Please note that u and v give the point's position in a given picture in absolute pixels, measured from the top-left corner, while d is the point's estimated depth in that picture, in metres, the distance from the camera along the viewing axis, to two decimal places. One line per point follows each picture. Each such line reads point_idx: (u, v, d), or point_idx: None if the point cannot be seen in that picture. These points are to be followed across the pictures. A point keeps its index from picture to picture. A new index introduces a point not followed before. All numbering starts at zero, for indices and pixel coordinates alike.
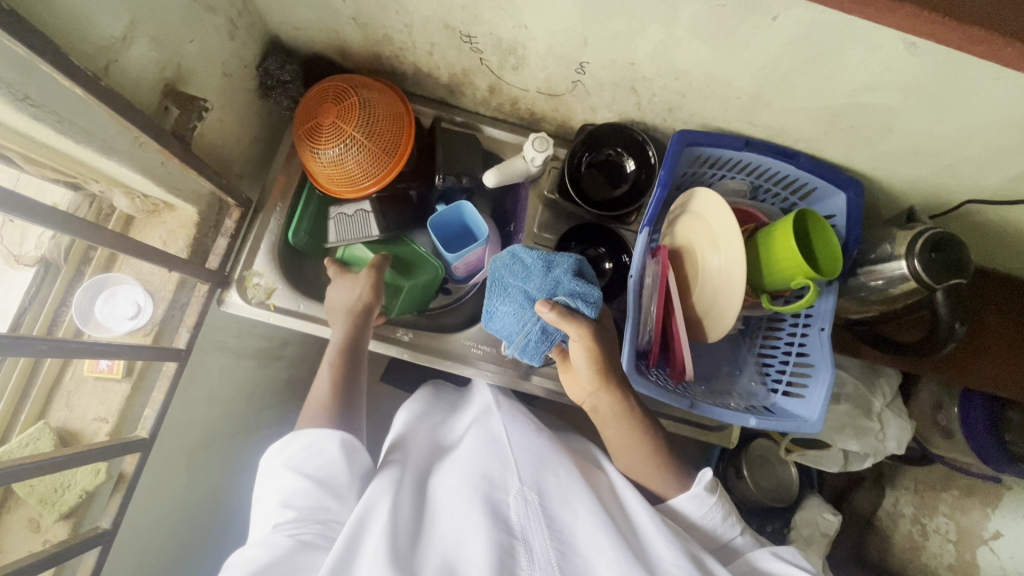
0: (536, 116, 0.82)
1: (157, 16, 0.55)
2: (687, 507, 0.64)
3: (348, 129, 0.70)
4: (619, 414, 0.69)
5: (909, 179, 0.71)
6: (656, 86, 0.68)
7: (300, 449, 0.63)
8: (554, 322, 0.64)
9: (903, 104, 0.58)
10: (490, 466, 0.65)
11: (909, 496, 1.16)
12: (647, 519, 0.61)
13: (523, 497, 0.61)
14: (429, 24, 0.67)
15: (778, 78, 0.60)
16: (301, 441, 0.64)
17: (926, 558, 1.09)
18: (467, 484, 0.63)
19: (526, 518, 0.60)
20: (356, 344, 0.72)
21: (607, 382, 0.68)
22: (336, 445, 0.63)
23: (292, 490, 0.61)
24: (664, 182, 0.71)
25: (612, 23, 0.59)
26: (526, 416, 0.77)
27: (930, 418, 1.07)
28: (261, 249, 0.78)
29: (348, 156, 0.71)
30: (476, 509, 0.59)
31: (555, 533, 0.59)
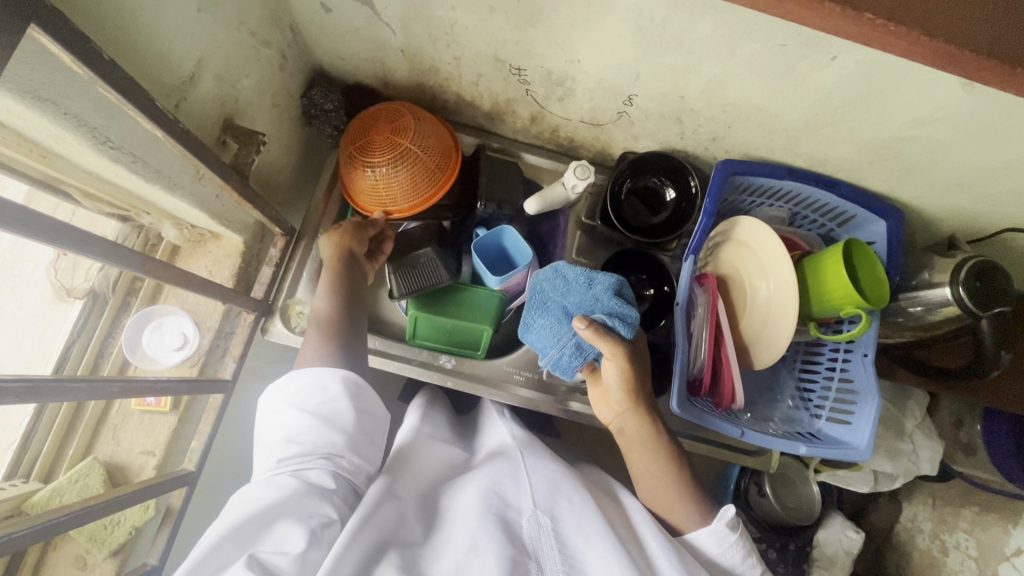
0: (575, 143, 0.83)
1: (221, 53, 0.56)
2: (703, 540, 0.62)
3: (404, 145, 0.72)
4: (646, 438, 0.68)
5: (948, 208, 0.72)
6: (704, 118, 0.69)
7: (301, 384, 0.60)
8: (589, 339, 0.65)
9: (954, 139, 0.59)
10: (505, 484, 0.63)
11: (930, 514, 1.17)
12: (659, 549, 0.59)
13: (536, 519, 0.60)
14: (479, 57, 0.68)
15: (829, 112, 0.61)
16: (299, 378, 0.61)
17: None
18: (479, 498, 0.61)
19: (539, 541, 0.59)
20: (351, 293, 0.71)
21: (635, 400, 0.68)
22: (338, 381, 0.60)
23: (294, 426, 0.58)
24: (710, 211, 0.71)
25: (668, 59, 0.60)
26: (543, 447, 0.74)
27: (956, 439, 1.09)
28: (304, 277, 0.77)
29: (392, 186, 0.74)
30: (490, 525, 0.57)
31: (566, 559, 0.58)
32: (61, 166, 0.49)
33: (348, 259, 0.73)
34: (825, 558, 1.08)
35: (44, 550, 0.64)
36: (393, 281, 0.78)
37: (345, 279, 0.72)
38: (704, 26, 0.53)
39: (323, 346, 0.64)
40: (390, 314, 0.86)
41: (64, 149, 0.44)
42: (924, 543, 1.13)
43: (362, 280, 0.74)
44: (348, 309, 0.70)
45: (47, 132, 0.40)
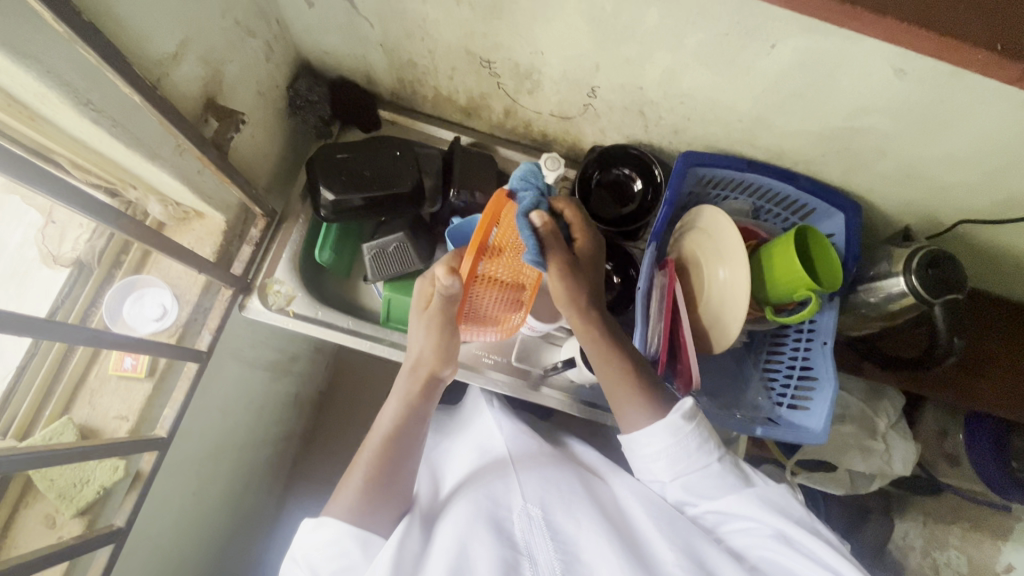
0: (548, 138, 0.87)
1: (205, 36, 0.60)
2: (658, 438, 0.63)
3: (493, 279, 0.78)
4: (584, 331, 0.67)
5: (903, 201, 0.75)
6: (663, 110, 0.73)
7: (323, 543, 0.60)
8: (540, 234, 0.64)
9: (895, 127, 0.62)
10: (495, 488, 0.68)
11: (918, 529, 1.17)
12: (652, 529, 0.64)
13: (526, 514, 0.64)
14: (451, 50, 0.73)
15: (776, 102, 0.65)
16: (326, 533, 0.61)
17: None
18: (473, 502, 0.65)
19: (531, 536, 0.63)
20: (401, 429, 0.67)
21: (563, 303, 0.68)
22: (356, 543, 0.60)
23: None
24: (670, 202, 0.75)
25: (622, 50, 0.63)
26: (528, 441, 0.78)
27: (936, 446, 1.09)
28: (283, 258, 0.82)
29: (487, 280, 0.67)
30: (480, 527, 0.61)
31: (559, 546, 0.61)
32: (49, 130, 0.53)
33: (427, 380, 0.68)
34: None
35: (16, 506, 0.66)
36: (368, 266, 0.82)
37: (412, 405, 0.68)
38: (651, 16, 0.57)
39: (374, 491, 0.64)
40: (367, 299, 0.89)
41: (49, 109, 0.48)
42: (915, 562, 1.15)
43: (429, 404, 0.70)
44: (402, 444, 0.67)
45: (32, 89, 0.45)
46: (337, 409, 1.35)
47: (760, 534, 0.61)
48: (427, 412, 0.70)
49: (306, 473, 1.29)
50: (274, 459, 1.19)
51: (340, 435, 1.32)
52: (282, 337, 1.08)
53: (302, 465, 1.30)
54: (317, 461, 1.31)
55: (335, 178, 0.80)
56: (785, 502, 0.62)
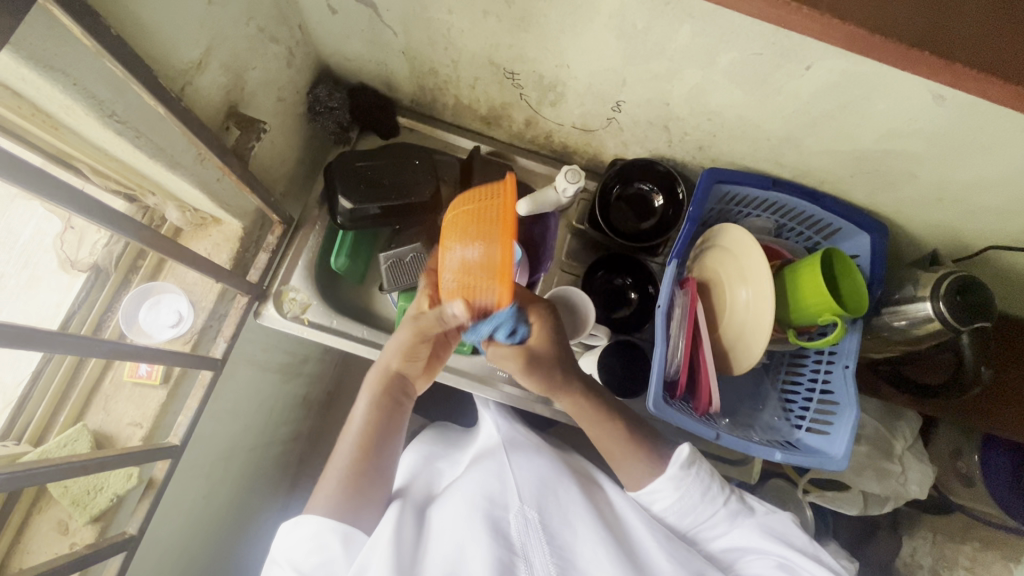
0: (569, 149, 0.86)
1: (229, 44, 0.60)
2: (664, 492, 0.67)
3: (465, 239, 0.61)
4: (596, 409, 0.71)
5: (930, 223, 0.73)
6: (689, 126, 0.71)
7: (302, 539, 0.61)
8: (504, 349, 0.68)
9: (928, 151, 0.61)
10: (491, 485, 0.67)
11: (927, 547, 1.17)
12: (648, 535, 0.66)
13: (523, 515, 0.64)
14: (475, 60, 0.72)
15: (807, 123, 0.63)
16: (304, 529, 0.61)
17: None
18: (468, 502, 0.65)
19: (528, 536, 0.62)
20: (376, 424, 0.70)
21: (530, 370, 0.67)
22: (336, 540, 0.61)
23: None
24: (693, 219, 0.73)
25: (651, 65, 0.62)
26: (526, 441, 0.77)
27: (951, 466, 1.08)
28: (299, 265, 0.81)
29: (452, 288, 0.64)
30: (475, 524, 0.62)
31: (556, 551, 0.61)
32: (72, 139, 0.53)
33: (389, 381, 0.72)
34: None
35: (29, 511, 0.66)
36: (383, 276, 0.81)
37: (382, 405, 0.71)
38: (683, 33, 0.56)
39: (341, 484, 0.65)
40: (382, 307, 0.89)
41: (73, 120, 0.48)
42: None
43: (400, 406, 0.72)
44: (377, 435, 0.69)
45: (59, 103, 0.44)
46: (345, 410, 1.34)
47: (766, 564, 0.63)
48: (395, 414, 0.71)
49: (311, 473, 1.29)
50: (281, 460, 1.19)
51: None
52: (293, 339, 1.07)
53: (309, 465, 1.30)
54: (324, 462, 1.30)
55: (353, 187, 0.79)
56: (787, 531, 0.65)
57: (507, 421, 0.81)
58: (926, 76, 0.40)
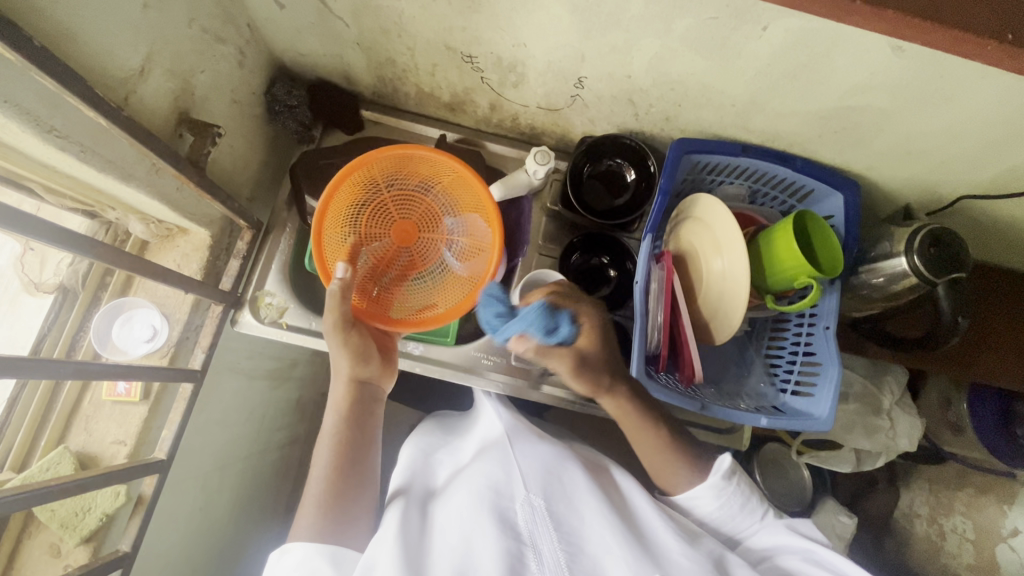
0: (536, 130, 0.85)
1: (172, 47, 0.58)
2: (704, 497, 0.68)
3: (363, 224, 0.72)
4: (623, 412, 0.71)
5: (901, 177, 0.73)
6: (652, 98, 0.70)
7: (291, 568, 0.60)
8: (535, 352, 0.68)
9: (893, 105, 0.60)
10: (497, 475, 0.67)
11: (923, 496, 1.20)
12: (654, 516, 0.67)
13: (529, 504, 0.64)
14: (431, 46, 0.70)
15: (769, 85, 0.62)
16: (291, 557, 0.61)
17: (945, 557, 1.15)
18: (474, 493, 0.65)
19: (535, 525, 0.62)
20: (349, 436, 0.70)
21: (579, 374, 0.68)
22: (327, 563, 0.59)
23: None
24: (664, 191, 0.72)
25: (607, 38, 0.61)
26: (528, 428, 0.78)
27: (940, 416, 1.11)
28: (272, 269, 0.80)
29: (409, 299, 0.74)
30: (483, 518, 0.61)
31: (564, 537, 0.61)
32: (16, 159, 0.52)
33: (355, 391, 0.72)
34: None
35: (19, 537, 0.66)
36: None
37: (352, 416, 0.72)
38: (635, 3, 0.55)
39: (321, 504, 0.65)
40: None
41: (12, 139, 0.46)
42: (923, 529, 1.18)
43: (372, 414, 0.73)
44: (352, 442, 0.70)
45: None
46: None
47: (793, 558, 0.64)
48: (364, 420, 0.72)
49: (312, 475, 1.29)
50: (280, 465, 1.19)
51: None
52: (278, 344, 1.07)
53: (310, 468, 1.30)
54: None
55: (321, 187, 0.78)
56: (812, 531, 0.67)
57: (503, 405, 0.82)
58: (874, 29, 0.39)
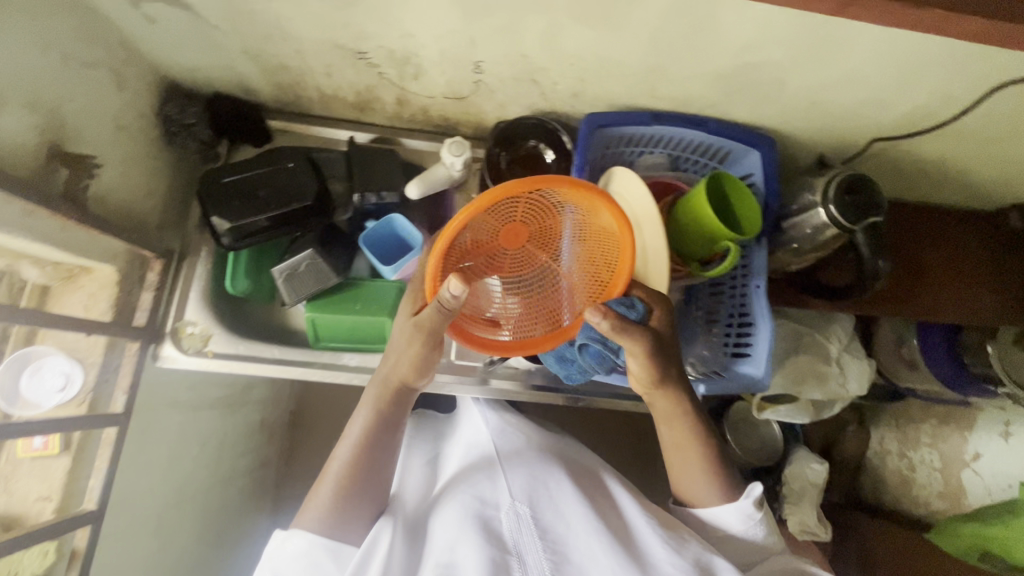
0: (450, 121, 0.82)
1: (23, 78, 0.54)
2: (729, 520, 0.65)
3: (491, 224, 0.57)
4: (671, 416, 0.65)
5: (814, 127, 0.73)
6: (555, 75, 0.68)
7: (293, 558, 0.60)
8: (644, 361, 0.60)
9: (787, 56, 0.60)
10: (483, 486, 0.67)
11: (893, 433, 1.27)
12: (638, 514, 0.66)
13: (514, 512, 0.63)
14: (318, 46, 0.67)
15: (664, 49, 0.61)
16: (295, 546, 0.60)
17: (918, 489, 1.20)
18: (459, 504, 0.65)
19: (519, 534, 0.62)
20: (377, 439, 0.65)
21: (653, 373, 0.61)
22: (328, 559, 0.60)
23: None
24: (579, 168, 0.74)
25: (492, 19, 0.59)
26: (518, 432, 0.78)
27: (897, 354, 1.14)
28: (192, 297, 0.77)
29: (480, 298, 0.62)
30: (468, 529, 0.61)
31: (549, 545, 0.61)
32: None
33: (396, 391, 0.66)
34: (794, 493, 1.10)
35: None
36: (282, 291, 0.77)
37: (385, 414, 0.66)
38: None
39: (340, 503, 0.62)
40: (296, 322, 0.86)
41: None
42: None
43: (404, 415, 0.68)
44: (381, 443, 0.66)
45: None
46: (311, 427, 1.32)
47: None
48: (399, 423, 0.67)
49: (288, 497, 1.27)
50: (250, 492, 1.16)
51: (316, 453, 1.30)
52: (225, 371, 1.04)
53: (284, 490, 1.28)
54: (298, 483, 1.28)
55: (228, 206, 0.75)
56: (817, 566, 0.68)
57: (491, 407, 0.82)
58: None
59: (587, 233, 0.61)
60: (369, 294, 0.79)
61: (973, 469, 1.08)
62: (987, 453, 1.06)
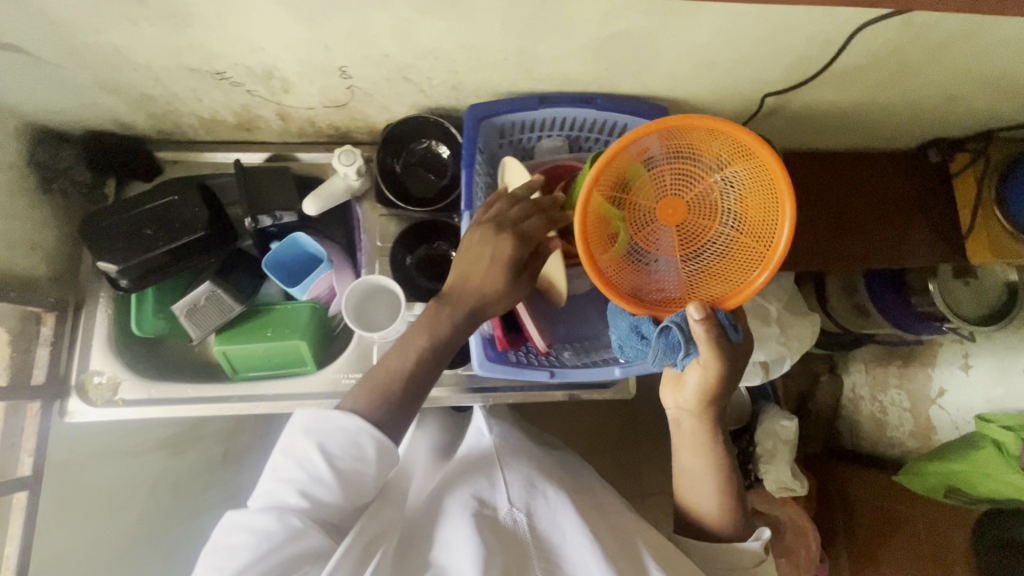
0: (341, 130, 0.79)
1: None
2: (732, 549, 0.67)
3: (642, 199, 0.62)
4: (701, 440, 0.66)
5: (707, 89, 0.71)
6: (426, 70, 0.66)
7: (338, 433, 0.53)
8: (703, 375, 0.60)
9: (650, 22, 0.57)
10: (483, 486, 0.66)
11: (863, 377, 1.23)
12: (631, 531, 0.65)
13: (512, 514, 0.63)
14: (173, 71, 0.64)
15: (523, 30, 0.58)
16: (344, 423, 0.53)
17: (891, 430, 1.17)
18: (457, 502, 0.64)
19: (515, 533, 0.61)
20: (448, 337, 0.61)
21: (709, 396, 0.62)
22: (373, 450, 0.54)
23: (307, 469, 0.52)
24: (468, 163, 0.71)
25: (336, 22, 0.56)
26: (518, 440, 0.78)
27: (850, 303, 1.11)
28: (94, 346, 0.75)
29: (622, 273, 0.61)
30: (464, 524, 0.60)
31: (542, 552, 0.60)
32: None
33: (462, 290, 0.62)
34: (768, 452, 1.09)
35: None
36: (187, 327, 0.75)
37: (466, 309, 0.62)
38: None
39: (388, 402, 0.57)
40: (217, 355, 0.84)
41: None
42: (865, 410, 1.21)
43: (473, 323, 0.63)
44: (429, 350, 0.60)
45: None
46: None
47: None
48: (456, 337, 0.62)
49: None
50: None
51: None
52: None
53: None
54: None
55: (116, 248, 0.72)
56: None
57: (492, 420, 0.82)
58: None
59: (744, 208, 0.60)
60: (280, 318, 0.77)
61: (938, 404, 1.06)
62: (952, 388, 1.04)
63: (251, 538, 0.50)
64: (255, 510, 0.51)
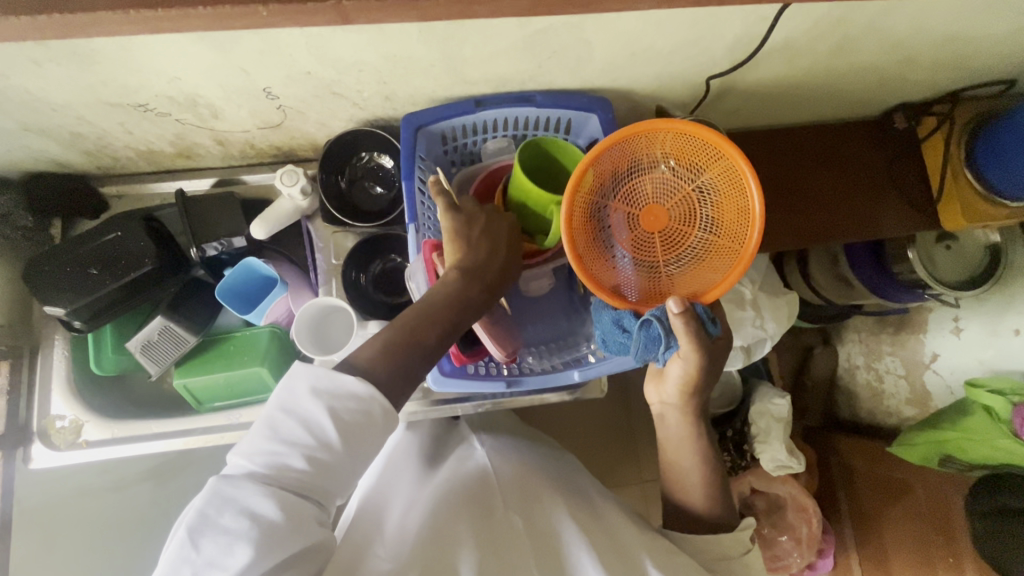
0: (284, 148, 0.78)
1: None
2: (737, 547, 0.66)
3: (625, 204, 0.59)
4: (689, 430, 0.64)
5: (650, 75, 0.68)
6: (353, 84, 0.64)
7: (350, 395, 0.47)
8: (684, 366, 0.59)
9: (573, 16, 0.55)
10: (480, 492, 0.65)
11: (858, 346, 1.21)
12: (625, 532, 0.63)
13: (509, 518, 0.61)
14: (94, 107, 0.62)
15: (443, 36, 0.56)
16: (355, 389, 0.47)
17: (887, 399, 1.14)
18: (453, 507, 0.62)
19: (511, 535, 0.59)
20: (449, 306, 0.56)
21: (692, 385, 0.61)
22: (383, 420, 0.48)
23: (309, 436, 0.46)
24: (408, 176, 0.69)
25: (246, 45, 0.54)
26: (509, 450, 0.76)
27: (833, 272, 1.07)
28: (55, 390, 0.76)
29: (602, 268, 0.59)
30: (459, 531, 0.58)
31: (540, 555, 0.58)
32: None
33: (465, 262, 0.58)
34: (760, 430, 1.04)
35: None
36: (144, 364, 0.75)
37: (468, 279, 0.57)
38: None
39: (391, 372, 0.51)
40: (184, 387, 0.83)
41: None
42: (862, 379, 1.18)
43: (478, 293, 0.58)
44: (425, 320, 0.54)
45: None
46: None
47: None
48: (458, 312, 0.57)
49: None
50: None
51: None
52: None
53: None
54: None
55: (62, 290, 0.71)
56: None
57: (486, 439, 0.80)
58: None
59: (719, 214, 0.57)
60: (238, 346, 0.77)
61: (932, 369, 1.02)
62: (945, 350, 1.00)
63: (248, 520, 0.43)
64: (250, 483, 0.44)
